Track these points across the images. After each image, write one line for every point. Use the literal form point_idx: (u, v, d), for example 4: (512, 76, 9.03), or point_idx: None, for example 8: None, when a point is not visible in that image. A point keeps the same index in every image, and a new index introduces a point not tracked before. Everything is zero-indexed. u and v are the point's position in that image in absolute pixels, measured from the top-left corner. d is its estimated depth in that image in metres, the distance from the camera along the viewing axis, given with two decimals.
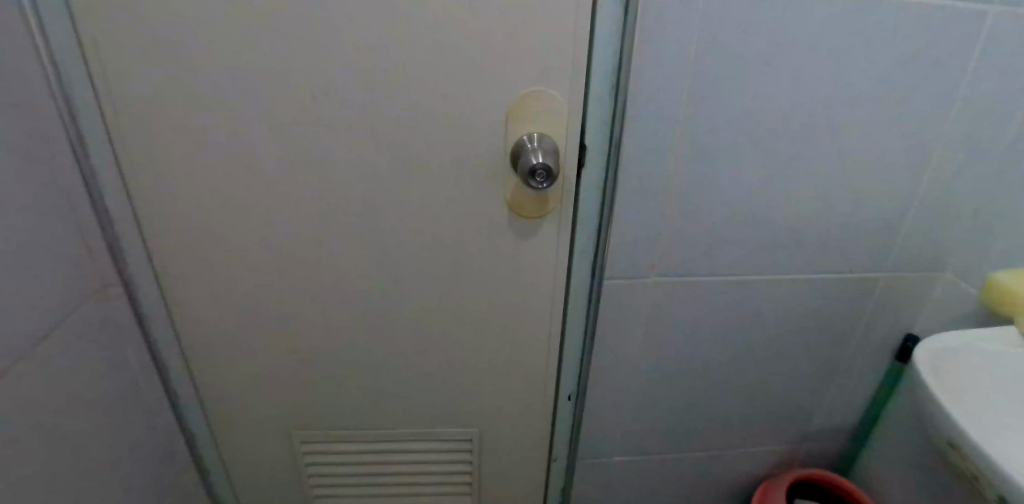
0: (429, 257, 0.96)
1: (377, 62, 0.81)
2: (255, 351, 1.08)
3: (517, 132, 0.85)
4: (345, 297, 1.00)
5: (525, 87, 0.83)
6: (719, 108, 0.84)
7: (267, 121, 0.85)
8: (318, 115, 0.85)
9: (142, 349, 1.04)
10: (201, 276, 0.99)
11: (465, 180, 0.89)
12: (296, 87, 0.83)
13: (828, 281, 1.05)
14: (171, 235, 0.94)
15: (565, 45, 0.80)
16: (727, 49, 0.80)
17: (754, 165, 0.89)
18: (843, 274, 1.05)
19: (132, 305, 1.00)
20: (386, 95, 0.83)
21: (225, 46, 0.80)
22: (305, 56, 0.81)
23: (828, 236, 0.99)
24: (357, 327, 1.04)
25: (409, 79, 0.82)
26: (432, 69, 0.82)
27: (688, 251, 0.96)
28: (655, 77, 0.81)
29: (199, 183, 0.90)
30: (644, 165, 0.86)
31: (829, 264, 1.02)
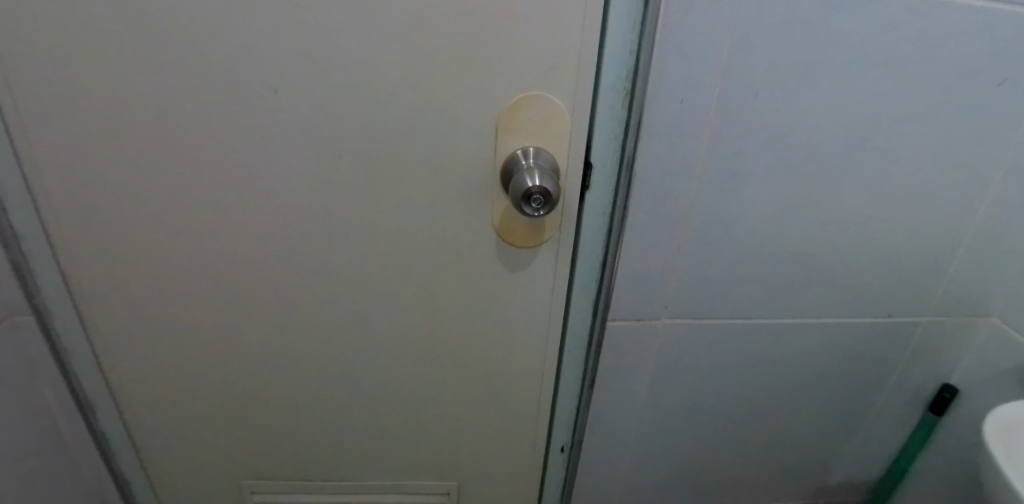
0: (402, 289, 0.81)
1: (332, 57, 0.64)
2: (200, 392, 0.91)
3: (509, 146, 0.68)
4: (304, 333, 0.85)
5: (518, 92, 0.65)
6: (751, 125, 0.69)
7: (199, 127, 0.68)
8: (260, 122, 0.68)
9: (60, 386, 0.88)
10: (130, 308, 0.82)
11: (444, 203, 0.73)
12: (228, 84, 0.66)
13: (862, 325, 0.91)
14: (93, 258, 0.78)
15: (570, 41, 0.63)
16: (765, 51, 0.65)
17: (787, 192, 0.75)
18: (880, 316, 0.91)
19: (47, 337, 0.84)
20: (342, 98, 0.66)
21: (139, 31, 0.63)
22: (237, 45, 0.63)
23: (866, 276, 0.85)
24: (318, 366, 0.89)
25: (371, 80, 0.65)
26: (400, 68, 0.64)
27: (707, 288, 0.81)
28: (678, 83, 0.65)
29: (121, 200, 0.73)
30: (659, 189, 0.71)
31: (865, 306, 0.89)
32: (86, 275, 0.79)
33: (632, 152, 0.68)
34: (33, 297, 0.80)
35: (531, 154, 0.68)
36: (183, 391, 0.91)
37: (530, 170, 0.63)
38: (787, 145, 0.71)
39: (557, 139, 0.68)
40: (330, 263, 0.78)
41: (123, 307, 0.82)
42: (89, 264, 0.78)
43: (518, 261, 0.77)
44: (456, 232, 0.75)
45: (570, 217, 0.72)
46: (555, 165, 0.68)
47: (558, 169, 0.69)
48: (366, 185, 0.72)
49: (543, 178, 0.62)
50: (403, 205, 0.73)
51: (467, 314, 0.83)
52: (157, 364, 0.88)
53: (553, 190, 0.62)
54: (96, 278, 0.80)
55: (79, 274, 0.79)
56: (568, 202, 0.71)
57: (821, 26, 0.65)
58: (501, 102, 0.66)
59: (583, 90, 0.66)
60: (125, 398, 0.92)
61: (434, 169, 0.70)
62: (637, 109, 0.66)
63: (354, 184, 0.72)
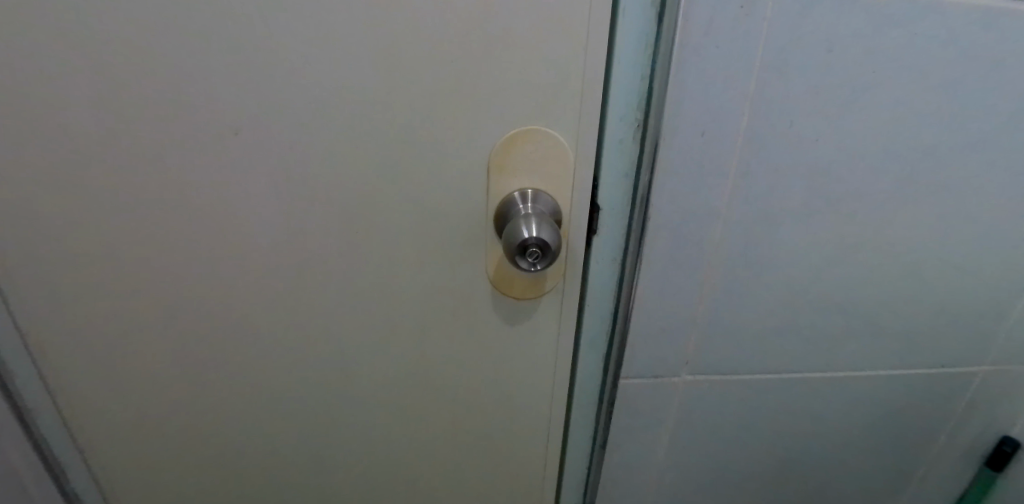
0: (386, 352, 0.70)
1: (294, 92, 0.54)
2: (194, 481, 0.79)
3: (503, 187, 0.59)
4: (282, 406, 0.73)
5: (512, 126, 0.56)
6: (788, 160, 0.59)
7: (144, 176, 0.57)
8: (214, 170, 0.57)
9: (48, 489, 0.75)
10: (115, 392, 0.70)
11: (429, 254, 0.63)
12: (171, 128, 0.55)
13: (909, 376, 0.80)
14: (71, 338, 0.66)
15: (571, 66, 0.54)
16: (802, 74, 0.55)
17: (827, 233, 0.64)
18: (930, 367, 0.80)
19: (29, 431, 0.71)
20: (305, 142, 0.56)
21: (63, 66, 0.52)
22: (176, 82, 0.53)
23: (919, 324, 0.75)
24: (300, 444, 0.77)
25: (340, 119, 0.55)
26: (372, 103, 0.55)
27: (733, 340, 0.71)
28: (700, 114, 0.55)
29: (78, 267, 0.61)
30: (679, 235, 0.61)
31: (916, 356, 0.78)
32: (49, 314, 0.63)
33: (646, 193, 0.58)
34: (9, 387, 0.68)
35: (529, 196, 0.58)
36: (158, 454, 0.76)
37: (528, 218, 0.54)
38: (831, 181, 0.61)
39: (559, 179, 0.58)
40: (304, 325, 0.67)
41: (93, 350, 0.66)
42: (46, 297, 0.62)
43: (517, 313, 0.67)
44: (446, 285, 0.65)
45: (576, 266, 0.63)
46: (556, 209, 0.59)
47: (560, 213, 0.60)
48: (339, 239, 0.61)
49: (542, 228, 0.53)
50: (383, 259, 0.63)
51: (461, 376, 0.73)
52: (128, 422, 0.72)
53: (554, 243, 0.53)
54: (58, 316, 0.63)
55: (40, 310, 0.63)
56: (572, 249, 0.62)
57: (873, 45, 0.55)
58: (492, 137, 0.56)
59: (588, 122, 0.56)
60: (99, 460, 0.76)
61: (417, 217, 0.60)
62: (651, 144, 0.56)
63: (324, 237, 0.61)
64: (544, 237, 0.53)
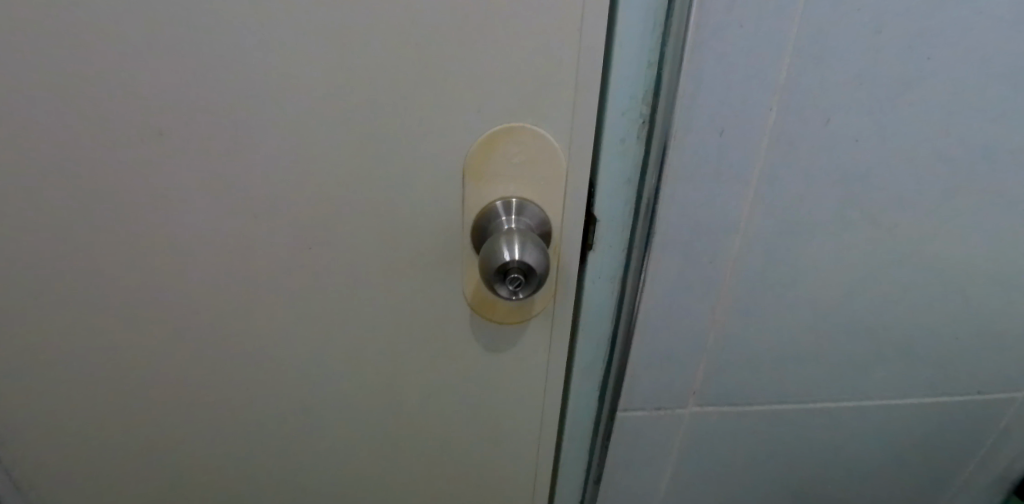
0: (345, 388, 0.59)
1: (211, 85, 0.42)
2: None
3: (482, 197, 0.48)
4: (223, 452, 0.62)
5: (491, 125, 0.45)
6: (820, 166, 0.49)
7: (30, 186, 0.45)
8: (118, 180, 0.45)
9: None
10: (27, 435, 0.59)
11: (392, 278, 0.52)
12: (57, 128, 0.43)
13: (941, 402, 0.71)
14: None
15: (565, 51, 0.42)
16: (843, 61, 0.44)
17: (859, 248, 0.55)
18: (963, 392, 0.71)
19: None
20: (229, 145, 0.44)
21: None
22: (57, 69, 0.41)
23: (954, 347, 0.66)
24: (248, 492, 0.66)
25: (271, 116, 0.43)
26: (312, 97, 0.43)
27: (747, 369, 0.62)
28: (720, 109, 0.45)
29: None
30: (688, 251, 0.52)
31: (949, 383, 0.69)
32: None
33: (651, 203, 0.48)
34: None
35: (515, 208, 0.48)
36: (82, 493, 0.65)
37: (509, 235, 0.44)
38: (868, 190, 0.51)
39: (549, 188, 0.48)
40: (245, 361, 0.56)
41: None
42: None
43: (499, 342, 0.57)
44: (415, 312, 0.54)
45: (569, 289, 0.53)
46: (545, 224, 0.49)
47: (550, 228, 0.49)
48: (280, 260, 0.50)
49: (526, 249, 0.43)
50: (337, 283, 0.52)
51: (436, 414, 0.62)
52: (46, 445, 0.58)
53: (539, 267, 0.43)
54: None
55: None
56: (564, 270, 0.52)
57: (932, 29, 0.44)
58: (467, 139, 0.45)
59: (586, 121, 0.45)
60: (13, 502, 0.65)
61: (376, 234, 0.49)
62: (659, 147, 0.46)
63: (263, 260, 0.50)
64: (527, 260, 0.43)
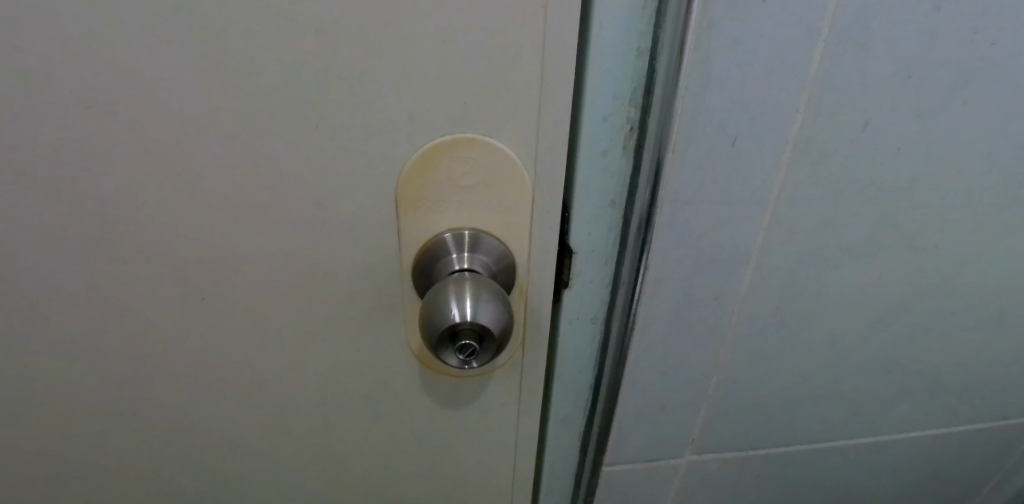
0: (264, 468, 0.47)
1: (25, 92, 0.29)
2: None
3: (424, 229, 0.36)
4: None
5: (432, 136, 0.33)
6: (852, 179, 0.39)
7: None
8: None
9: None
10: None
11: (312, 333, 0.40)
12: None
13: (962, 438, 0.63)
14: None
15: (528, 34, 0.31)
16: (890, 46, 0.34)
17: (892, 275, 0.45)
18: (987, 426, 0.63)
19: None
20: (67, 173, 0.32)
21: None
22: None
23: (988, 377, 0.57)
24: None
25: (121, 133, 0.31)
26: (178, 106, 0.31)
27: (754, 414, 0.52)
28: (732, 112, 0.34)
29: None
30: (688, 287, 0.41)
31: (976, 414, 0.60)
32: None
33: (643, 234, 0.38)
34: None
35: (469, 242, 0.37)
36: None
37: (460, 282, 0.33)
38: (907, 207, 0.41)
39: (511, 215, 0.37)
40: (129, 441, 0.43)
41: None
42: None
43: (457, 403, 0.46)
44: (348, 374, 0.43)
45: (540, 337, 0.42)
46: (507, 260, 0.38)
47: (514, 264, 0.38)
48: (157, 321, 0.38)
49: (481, 304, 0.32)
50: (239, 344, 0.40)
51: (381, 489, 0.50)
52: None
53: (499, 328, 0.33)
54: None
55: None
56: (534, 314, 0.41)
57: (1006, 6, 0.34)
58: (399, 155, 0.34)
59: (557, 127, 0.34)
60: None
61: (288, 282, 0.37)
62: (654, 161, 0.35)
63: (135, 321, 0.37)
64: (483, 320, 0.32)
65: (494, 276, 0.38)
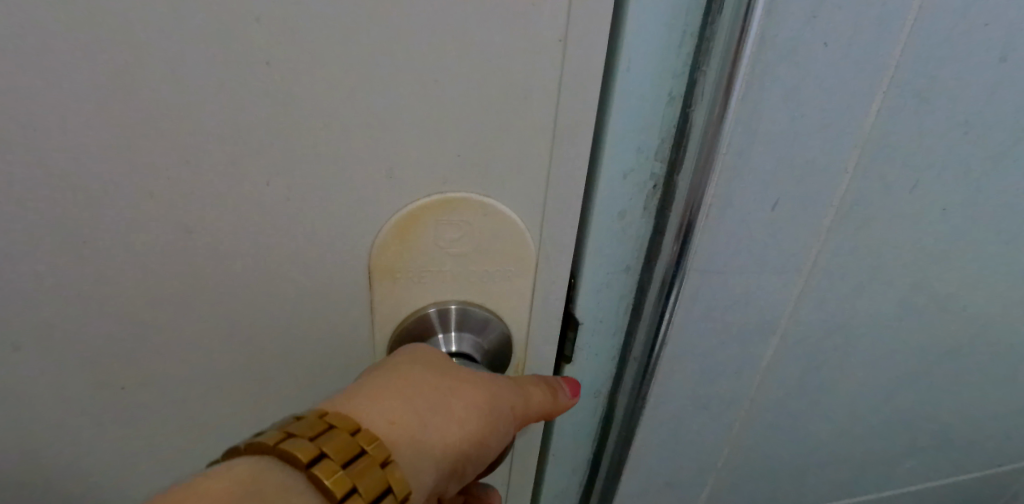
0: None
1: None
2: None
3: (403, 303, 0.30)
4: None
5: (415, 196, 0.27)
6: (892, 242, 0.34)
7: None
8: None
9: None
10: None
11: (262, 420, 0.33)
12: None
13: (971, 499, 0.58)
14: None
15: (543, 79, 0.25)
16: (952, 98, 0.29)
17: (920, 341, 0.40)
18: (997, 486, 0.58)
19: None
20: None
21: None
22: None
23: (1009, 441, 0.52)
24: None
25: (9, 181, 0.24)
26: (82, 149, 0.24)
27: (764, 483, 0.47)
28: (775, 169, 0.29)
29: None
30: (706, 358, 0.36)
31: (990, 476, 0.56)
32: (314, 476, 0.22)
33: (663, 304, 0.32)
34: None
35: (456, 317, 0.30)
36: None
37: None
38: (946, 270, 0.36)
39: (508, 285, 0.30)
40: None
41: (481, 456, 0.28)
42: (276, 478, 0.22)
43: None
44: None
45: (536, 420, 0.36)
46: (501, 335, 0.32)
47: (510, 340, 0.32)
48: (64, 406, 0.30)
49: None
50: (173, 433, 0.32)
51: None
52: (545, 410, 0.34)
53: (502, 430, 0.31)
54: (361, 476, 0.22)
55: (246, 450, 0.22)
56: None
57: None
58: (373, 217, 0.27)
59: (570, 188, 0.28)
60: None
61: (232, 363, 0.30)
62: (683, 224, 0.30)
63: (36, 405, 0.30)
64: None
65: (487, 354, 0.31)
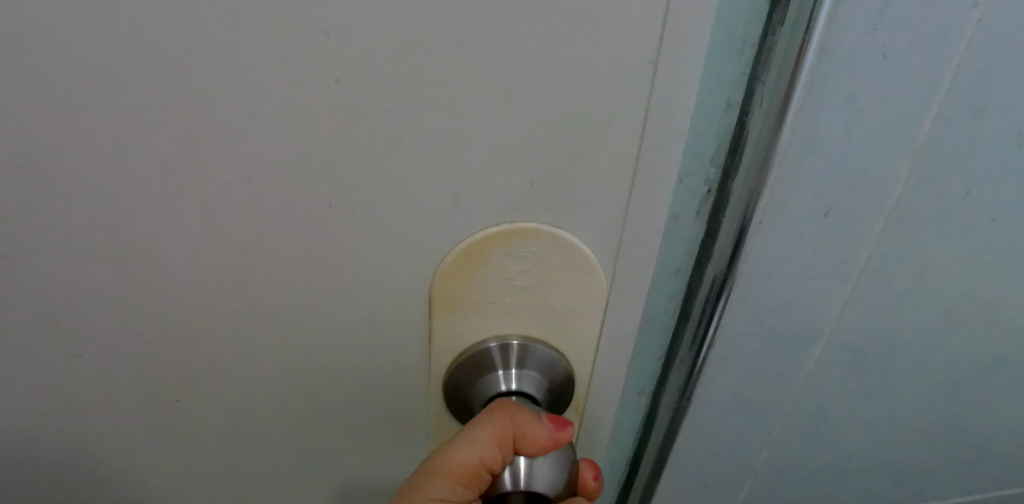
0: None
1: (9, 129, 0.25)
2: None
3: (467, 333, 0.32)
4: None
5: (481, 201, 0.28)
6: (940, 253, 0.34)
7: None
8: None
9: None
10: None
11: (325, 405, 0.35)
12: None
13: None
14: None
15: (619, 102, 0.25)
16: (1007, 113, 0.29)
17: (965, 353, 0.40)
18: None
19: None
20: (57, 220, 0.27)
21: None
22: None
23: None
24: None
25: (115, 175, 0.26)
26: (180, 148, 0.25)
27: (801, 488, 0.47)
28: (829, 177, 0.29)
29: None
30: (749, 362, 0.36)
31: None
32: None
33: (711, 304, 0.33)
34: None
35: (517, 352, 0.33)
36: None
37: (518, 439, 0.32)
38: (993, 284, 0.37)
39: (571, 320, 0.32)
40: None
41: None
42: None
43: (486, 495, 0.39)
44: (364, 449, 0.37)
45: (599, 438, 0.38)
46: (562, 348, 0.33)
47: (570, 378, 0.34)
48: (147, 385, 0.32)
49: (535, 458, 0.31)
50: (243, 414, 0.34)
51: None
52: (567, 434, 0.31)
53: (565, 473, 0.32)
54: None
55: None
56: (596, 411, 0.36)
57: None
58: (438, 221, 0.28)
59: (646, 233, 0.29)
60: None
61: (302, 350, 0.32)
62: (734, 228, 0.31)
63: (120, 385, 0.32)
64: (542, 472, 0.32)
65: (546, 393, 0.34)
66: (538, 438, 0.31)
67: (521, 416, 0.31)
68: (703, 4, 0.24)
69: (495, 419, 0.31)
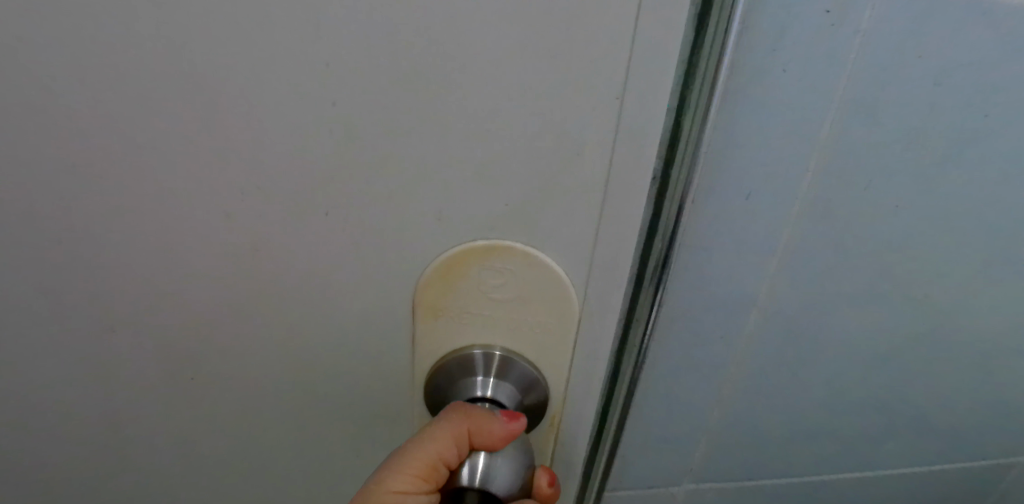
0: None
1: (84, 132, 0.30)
2: None
3: (450, 338, 0.37)
4: None
5: (461, 200, 0.31)
6: (853, 233, 0.41)
7: None
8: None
9: None
10: None
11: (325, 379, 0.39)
12: None
13: (957, 492, 0.63)
14: None
15: (584, 122, 0.29)
16: (896, 117, 0.36)
17: (887, 324, 0.47)
18: (982, 482, 0.63)
19: None
20: (116, 208, 0.32)
21: None
22: None
23: (983, 432, 0.57)
24: None
25: (158, 172, 0.31)
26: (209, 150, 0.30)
27: (754, 446, 0.54)
28: (749, 165, 0.37)
29: None
30: (695, 322, 0.44)
31: (972, 470, 0.60)
32: None
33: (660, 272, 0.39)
34: None
35: (499, 361, 0.37)
36: None
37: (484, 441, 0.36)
38: (903, 262, 0.43)
39: (546, 336, 0.37)
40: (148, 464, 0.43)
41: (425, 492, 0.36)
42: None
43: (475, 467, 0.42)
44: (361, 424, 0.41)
45: (579, 429, 0.41)
46: (543, 361, 0.38)
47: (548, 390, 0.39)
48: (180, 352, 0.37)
49: (495, 460, 0.35)
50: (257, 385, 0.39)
51: None
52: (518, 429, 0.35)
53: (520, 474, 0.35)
54: None
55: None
56: (574, 419, 0.40)
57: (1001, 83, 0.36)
58: (422, 216, 0.32)
59: (613, 265, 0.34)
60: None
61: (307, 329, 0.36)
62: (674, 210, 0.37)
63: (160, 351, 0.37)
64: (500, 474, 0.35)
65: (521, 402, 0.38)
66: (491, 434, 0.35)
67: (476, 414, 0.35)
68: (651, 34, 0.27)
69: (454, 417, 0.35)
